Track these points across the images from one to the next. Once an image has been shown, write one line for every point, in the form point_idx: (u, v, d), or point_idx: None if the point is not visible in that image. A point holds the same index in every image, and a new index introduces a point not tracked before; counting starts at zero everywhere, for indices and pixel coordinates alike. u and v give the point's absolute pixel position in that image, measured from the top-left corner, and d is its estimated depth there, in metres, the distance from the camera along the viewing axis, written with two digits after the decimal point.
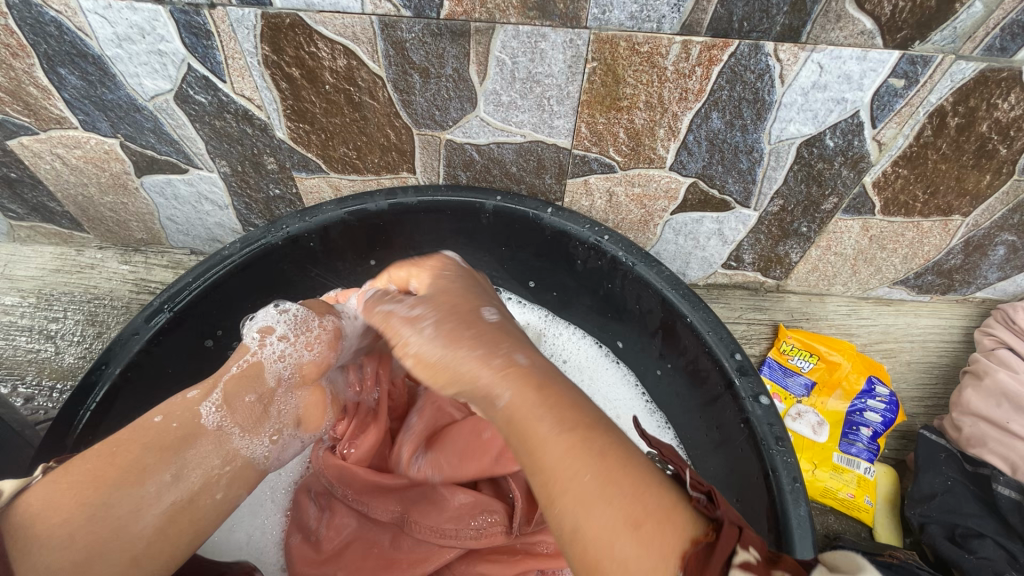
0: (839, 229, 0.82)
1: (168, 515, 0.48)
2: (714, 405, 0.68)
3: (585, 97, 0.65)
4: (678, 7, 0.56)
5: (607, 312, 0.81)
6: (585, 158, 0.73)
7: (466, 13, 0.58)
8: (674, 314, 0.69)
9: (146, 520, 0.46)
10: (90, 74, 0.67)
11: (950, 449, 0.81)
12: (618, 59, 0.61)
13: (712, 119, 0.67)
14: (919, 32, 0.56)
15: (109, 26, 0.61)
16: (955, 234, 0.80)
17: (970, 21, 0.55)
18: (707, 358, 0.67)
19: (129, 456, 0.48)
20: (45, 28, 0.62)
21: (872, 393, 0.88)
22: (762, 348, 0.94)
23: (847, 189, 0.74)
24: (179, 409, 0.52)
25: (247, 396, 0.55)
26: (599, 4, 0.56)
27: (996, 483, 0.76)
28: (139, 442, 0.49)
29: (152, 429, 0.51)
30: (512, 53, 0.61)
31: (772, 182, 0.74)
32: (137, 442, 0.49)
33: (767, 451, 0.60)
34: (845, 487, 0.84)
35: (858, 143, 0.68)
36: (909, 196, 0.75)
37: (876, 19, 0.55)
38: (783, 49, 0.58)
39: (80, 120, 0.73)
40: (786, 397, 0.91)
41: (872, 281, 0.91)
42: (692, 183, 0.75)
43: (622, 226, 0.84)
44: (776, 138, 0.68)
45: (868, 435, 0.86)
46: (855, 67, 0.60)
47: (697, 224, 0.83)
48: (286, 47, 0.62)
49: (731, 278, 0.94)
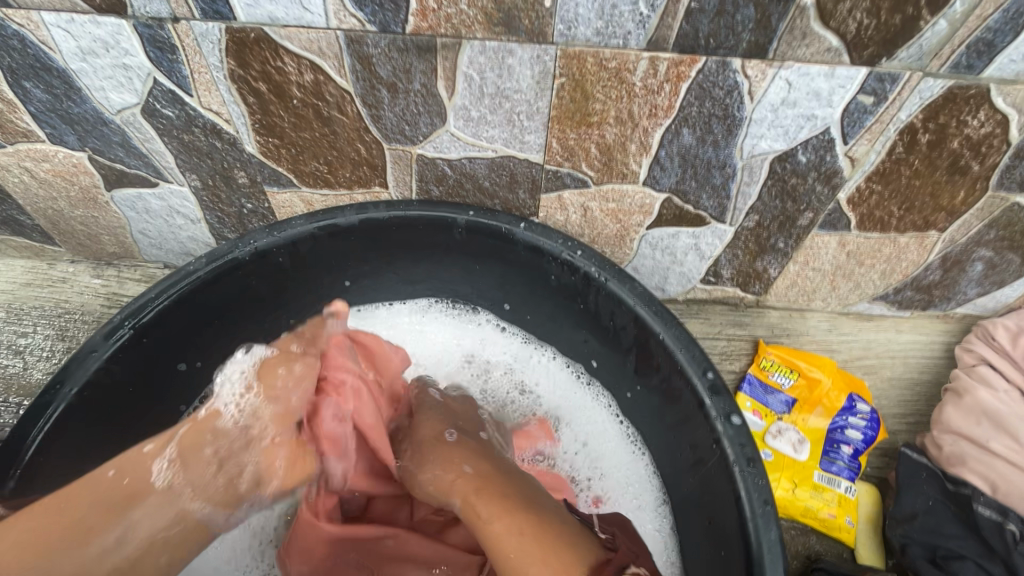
0: (816, 244, 0.81)
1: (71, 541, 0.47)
2: (686, 425, 0.67)
3: (555, 113, 0.65)
4: (643, 23, 0.56)
5: (582, 329, 0.79)
6: (558, 173, 0.73)
7: (432, 28, 0.57)
8: (646, 330, 0.68)
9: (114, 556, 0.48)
10: (55, 89, 0.66)
11: (930, 467, 0.80)
12: (588, 75, 0.60)
13: (683, 135, 0.66)
14: (885, 49, 0.56)
15: (72, 40, 0.61)
16: (933, 249, 0.80)
17: (935, 39, 0.55)
18: (679, 377, 0.66)
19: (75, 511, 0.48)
20: (9, 42, 0.61)
21: (853, 410, 0.87)
22: (742, 364, 0.93)
23: (822, 205, 0.74)
24: (133, 466, 0.51)
25: (206, 450, 0.53)
26: (564, 19, 0.56)
27: (977, 503, 0.74)
28: (87, 496, 0.50)
29: (103, 485, 0.50)
30: (480, 68, 0.61)
31: (746, 198, 0.74)
32: (84, 501, 0.49)
33: (738, 473, 0.58)
34: (825, 507, 0.82)
35: (830, 159, 0.68)
36: (884, 212, 0.75)
37: (842, 37, 0.55)
38: (750, 65, 0.58)
39: (46, 133, 0.72)
40: (766, 413, 0.89)
41: (851, 296, 0.90)
42: (666, 198, 0.75)
43: (598, 241, 0.83)
44: (748, 153, 0.68)
45: (848, 453, 0.85)
46: (823, 84, 0.59)
47: (673, 239, 0.82)
48: (252, 61, 0.62)
49: (710, 293, 0.93)
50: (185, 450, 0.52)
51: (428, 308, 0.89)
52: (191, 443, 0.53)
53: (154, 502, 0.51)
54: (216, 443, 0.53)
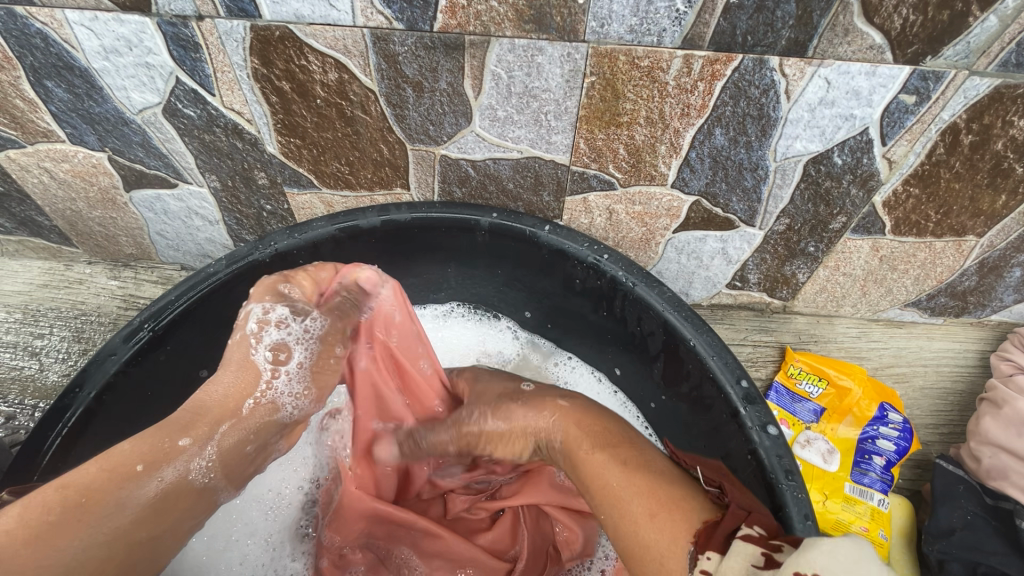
0: (847, 249, 0.79)
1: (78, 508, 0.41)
2: (719, 435, 0.64)
3: (584, 113, 0.63)
4: (679, 20, 0.54)
5: (607, 334, 0.78)
6: (584, 174, 0.71)
7: (460, 26, 0.56)
8: (676, 337, 0.66)
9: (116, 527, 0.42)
10: (77, 87, 0.65)
11: (968, 480, 0.77)
12: (619, 75, 0.59)
13: (715, 136, 0.64)
14: (930, 46, 0.54)
15: (95, 39, 0.60)
16: (970, 255, 0.78)
17: (984, 36, 0.53)
18: (711, 384, 0.63)
19: (97, 490, 0.42)
20: (31, 40, 0.61)
21: (884, 420, 0.84)
22: (768, 371, 0.90)
23: (856, 208, 0.72)
24: (171, 460, 0.46)
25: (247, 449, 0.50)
26: (597, 16, 0.54)
27: (1019, 518, 0.72)
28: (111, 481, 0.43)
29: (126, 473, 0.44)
30: (508, 66, 0.59)
31: (778, 201, 0.72)
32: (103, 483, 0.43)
33: (776, 485, 0.56)
34: (858, 520, 0.80)
35: (867, 161, 0.66)
36: (920, 215, 0.72)
37: (886, 34, 0.53)
38: (788, 64, 0.56)
39: (66, 133, 0.71)
40: (794, 422, 0.87)
41: (882, 302, 0.88)
42: (695, 201, 0.73)
43: (622, 244, 0.81)
44: (781, 155, 0.66)
45: (881, 464, 0.82)
46: (864, 83, 0.57)
47: (700, 242, 0.80)
48: (275, 59, 0.60)
49: (735, 298, 0.91)
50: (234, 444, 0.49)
51: (448, 312, 0.87)
52: (235, 443, 0.49)
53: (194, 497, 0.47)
54: (257, 441, 0.51)
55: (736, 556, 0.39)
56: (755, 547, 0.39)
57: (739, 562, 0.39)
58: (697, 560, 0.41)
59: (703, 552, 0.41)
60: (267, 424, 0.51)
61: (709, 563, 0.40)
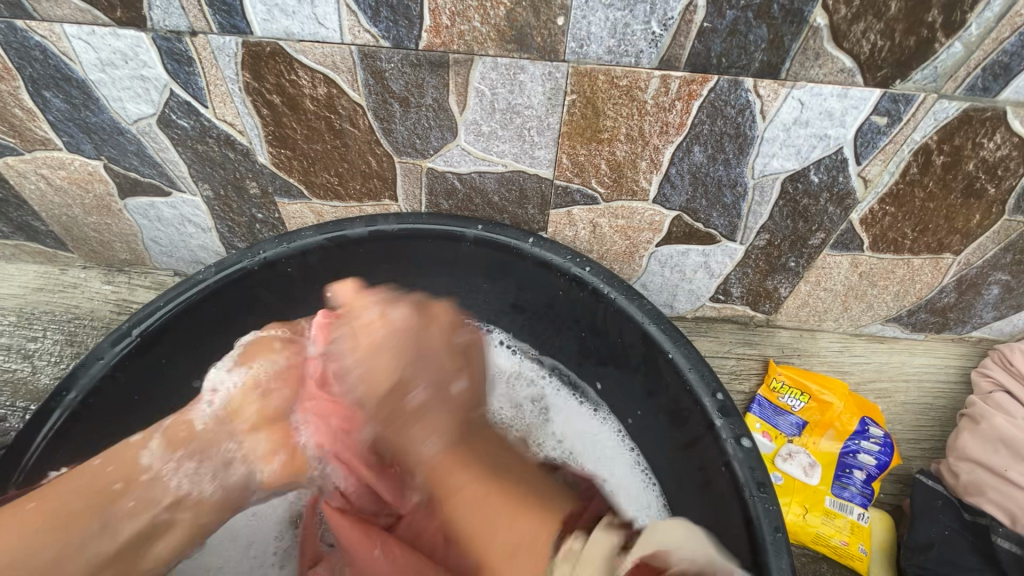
0: (827, 264, 0.80)
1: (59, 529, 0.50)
2: (695, 447, 0.65)
3: (566, 129, 0.65)
4: (655, 42, 0.56)
5: (590, 346, 0.79)
6: (567, 189, 0.72)
7: (445, 45, 0.58)
8: (655, 349, 0.67)
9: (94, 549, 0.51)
10: (74, 98, 0.68)
11: (946, 495, 0.78)
12: (599, 94, 0.61)
13: (694, 153, 0.66)
14: (900, 71, 0.56)
15: (93, 51, 0.62)
16: (948, 272, 0.79)
17: (950, 61, 0.55)
18: (688, 397, 0.64)
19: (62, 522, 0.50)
20: (31, 53, 0.63)
21: (866, 434, 0.85)
22: (752, 384, 0.91)
23: (834, 225, 0.73)
24: (119, 453, 0.56)
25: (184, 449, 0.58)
26: (577, 37, 0.56)
27: (995, 534, 0.72)
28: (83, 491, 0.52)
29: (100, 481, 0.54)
30: (492, 84, 0.61)
31: (757, 217, 0.73)
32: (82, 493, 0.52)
33: (748, 497, 0.57)
34: (838, 534, 0.80)
35: (843, 180, 0.67)
36: (897, 233, 0.74)
37: (855, 58, 0.55)
38: (762, 85, 0.58)
39: (64, 142, 0.74)
40: (776, 436, 0.88)
41: (864, 318, 0.89)
42: (676, 216, 0.74)
43: (607, 257, 0.83)
44: (759, 173, 0.67)
45: (861, 479, 0.83)
46: (836, 104, 0.59)
47: (683, 256, 0.81)
48: (266, 74, 0.62)
49: (719, 311, 0.92)
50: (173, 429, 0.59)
51: None
52: (174, 428, 0.60)
53: (147, 481, 0.55)
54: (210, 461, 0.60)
55: (600, 540, 0.52)
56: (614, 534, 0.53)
57: (601, 544, 0.51)
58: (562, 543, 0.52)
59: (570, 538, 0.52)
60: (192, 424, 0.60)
61: (574, 544, 0.52)
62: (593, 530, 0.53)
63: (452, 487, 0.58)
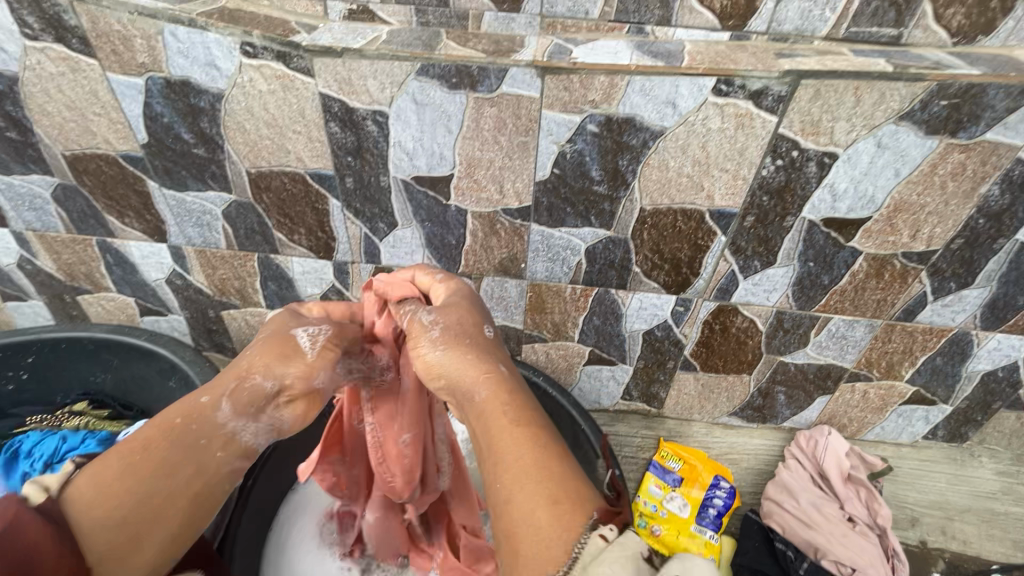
0: (682, 378, 1.40)
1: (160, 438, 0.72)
2: (594, 478, 1.23)
3: (528, 306, 1.30)
4: (566, 273, 1.22)
5: (544, 423, 1.38)
6: (531, 333, 1.36)
7: (470, 270, 1.25)
8: (576, 423, 1.27)
9: (97, 505, 0.67)
10: (282, 284, 1.35)
11: (758, 521, 1.32)
12: (543, 292, 1.26)
13: (593, 320, 1.30)
14: (679, 289, 1.21)
15: (301, 266, 1.30)
16: (750, 384, 1.38)
17: (700, 286, 1.19)
18: (591, 450, 1.23)
19: (146, 450, 0.71)
20: (271, 266, 1.31)
21: (717, 485, 1.38)
22: (650, 453, 1.46)
23: (677, 356, 1.34)
24: (199, 412, 0.75)
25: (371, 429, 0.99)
26: (530, 271, 1.23)
27: (776, 541, 1.27)
28: (163, 436, 0.72)
29: (145, 439, 0.72)
30: (491, 286, 1.27)
31: (634, 351, 1.35)
32: (158, 436, 0.72)
33: (613, 500, 1.14)
34: (697, 547, 1.31)
35: (673, 334, 1.30)
36: (713, 362, 1.34)
37: (657, 283, 1.20)
38: (619, 292, 1.23)
39: (267, 304, 1.40)
40: (664, 486, 1.40)
41: (715, 412, 1.46)
42: (591, 350, 1.36)
43: (556, 370, 1.44)
44: (629, 330, 1.30)
45: (713, 513, 1.34)
46: (656, 300, 1.24)
47: (600, 372, 1.42)
48: (383, 278, 1.30)
49: (628, 406, 1.49)
50: (235, 393, 0.75)
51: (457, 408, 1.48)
52: (243, 392, 0.76)
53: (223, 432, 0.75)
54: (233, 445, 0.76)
55: (628, 538, 0.57)
56: (642, 544, 0.56)
57: (631, 543, 0.56)
58: (597, 526, 0.58)
59: (604, 523, 0.58)
60: (258, 390, 0.76)
61: (606, 531, 0.57)
62: (624, 529, 0.58)
63: (501, 396, 0.72)
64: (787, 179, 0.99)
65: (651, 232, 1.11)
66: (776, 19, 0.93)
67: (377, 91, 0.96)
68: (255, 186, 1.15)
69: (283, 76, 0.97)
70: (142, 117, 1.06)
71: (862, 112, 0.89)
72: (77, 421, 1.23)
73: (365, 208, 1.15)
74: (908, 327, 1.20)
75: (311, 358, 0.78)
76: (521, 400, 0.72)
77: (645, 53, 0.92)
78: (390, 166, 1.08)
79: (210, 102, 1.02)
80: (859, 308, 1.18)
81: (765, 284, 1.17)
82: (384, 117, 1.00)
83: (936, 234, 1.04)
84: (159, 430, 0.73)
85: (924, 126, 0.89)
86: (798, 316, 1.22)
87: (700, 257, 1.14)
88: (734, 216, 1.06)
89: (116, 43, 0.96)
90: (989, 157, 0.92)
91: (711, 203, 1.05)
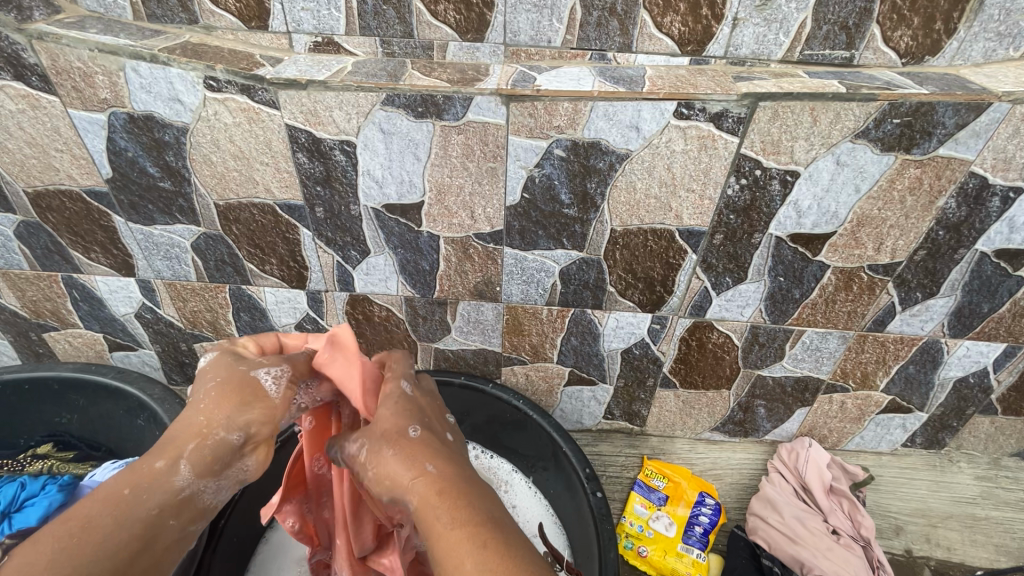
0: (662, 396, 1.40)
1: (112, 513, 0.60)
2: (578, 501, 1.21)
3: (505, 328, 1.29)
4: (542, 295, 1.22)
5: (527, 446, 1.37)
6: (510, 355, 1.35)
7: (445, 295, 1.24)
8: (558, 445, 1.26)
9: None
10: (255, 315, 1.33)
11: (746, 537, 1.30)
12: (519, 314, 1.26)
13: (571, 341, 1.30)
14: (654, 307, 1.21)
15: (274, 296, 1.28)
16: (730, 399, 1.38)
17: (674, 304, 1.20)
18: (574, 472, 1.22)
19: (92, 525, 0.58)
20: (243, 297, 1.29)
21: (703, 503, 1.37)
22: (634, 472, 1.45)
23: (656, 374, 1.34)
24: (156, 478, 0.64)
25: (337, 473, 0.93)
26: (506, 294, 1.22)
27: (763, 558, 1.25)
28: (110, 510, 0.60)
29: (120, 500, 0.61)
30: (467, 311, 1.27)
31: (613, 370, 1.35)
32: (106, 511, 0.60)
33: (598, 524, 1.12)
34: (685, 567, 1.29)
35: (651, 352, 1.30)
36: (693, 379, 1.35)
37: (632, 302, 1.21)
38: (595, 312, 1.23)
39: (240, 336, 1.38)
40: (649, 505, 1.38)
41: (698, 428, 1.46)
42: (571, 370, 1.36)
43: (536, 392, 1.43)
44: (607, 349, 1.30)
45: (699, 531, 1.33)
46: (632, 319, 1.24)
47: (580, 392, 1.41)
48: (358, 306, 1.29)
49: (611, 425, 1.49)
50: (196, 455, 0.65)
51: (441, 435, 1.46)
52: (204, 450, 0.66)
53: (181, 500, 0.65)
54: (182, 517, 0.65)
55: None
56: None
57: None
58: None
59: None
60: (223, 444, 0.67)
61: None
62: None
63: (431, 503, 0.60)
64: (752, 197, 1.01)
65: (623, 252, 1.12)
66: (732, 44, 0.96)
67: (343, 121, 0.97)
68: (224, 218, 1.13)
69: (248, 108, 0.97)
70: (106, 152, 1.05)
71: (820, 131, 0.91)
72: (40, 464, 1.17)
73: (337, 236, 1.15)
74: (879, 338, 1.22)
75: (274, 401, 0.71)
76: (457, 498, 0.60)
77: (607, 78, 0.94)
78: (360, 195, 1.08)
79: (175, 136, 1.01)
80: (830, 320, 1.20)
81: (738, 299, 1.18)
82: (352, 146, 1.00)
83: (899, 246, 1.06)
84: (102, 502, 0.60)
85: (879, 143, 0.92)
86: (772, 330, 1.23)
87: (673, 275, 1.15)
88: (703, 234, 1.08)
89: (77, 80, 0.95)
90: (944, 171, 0.95)
91: (680, 222, 1.06)
